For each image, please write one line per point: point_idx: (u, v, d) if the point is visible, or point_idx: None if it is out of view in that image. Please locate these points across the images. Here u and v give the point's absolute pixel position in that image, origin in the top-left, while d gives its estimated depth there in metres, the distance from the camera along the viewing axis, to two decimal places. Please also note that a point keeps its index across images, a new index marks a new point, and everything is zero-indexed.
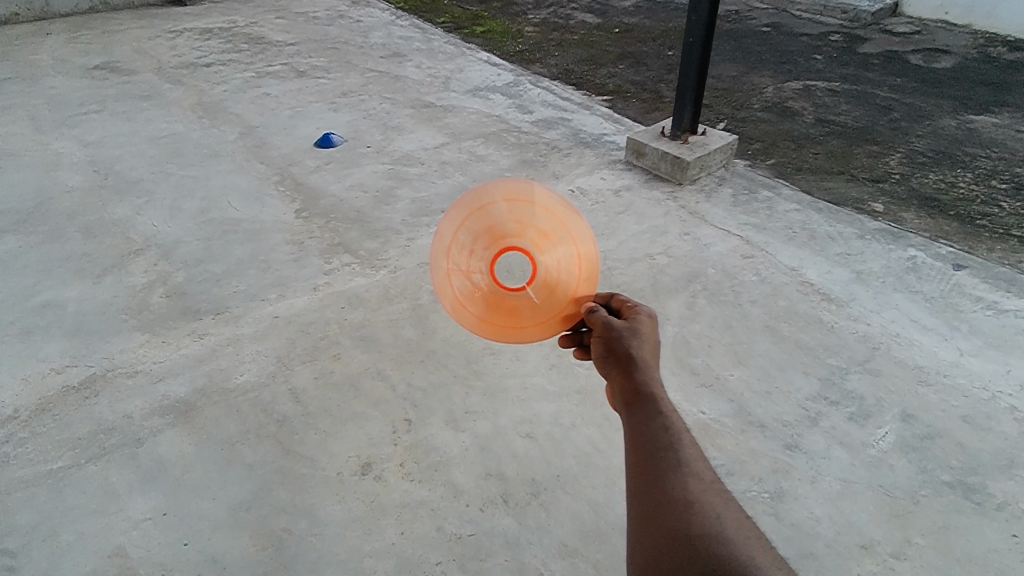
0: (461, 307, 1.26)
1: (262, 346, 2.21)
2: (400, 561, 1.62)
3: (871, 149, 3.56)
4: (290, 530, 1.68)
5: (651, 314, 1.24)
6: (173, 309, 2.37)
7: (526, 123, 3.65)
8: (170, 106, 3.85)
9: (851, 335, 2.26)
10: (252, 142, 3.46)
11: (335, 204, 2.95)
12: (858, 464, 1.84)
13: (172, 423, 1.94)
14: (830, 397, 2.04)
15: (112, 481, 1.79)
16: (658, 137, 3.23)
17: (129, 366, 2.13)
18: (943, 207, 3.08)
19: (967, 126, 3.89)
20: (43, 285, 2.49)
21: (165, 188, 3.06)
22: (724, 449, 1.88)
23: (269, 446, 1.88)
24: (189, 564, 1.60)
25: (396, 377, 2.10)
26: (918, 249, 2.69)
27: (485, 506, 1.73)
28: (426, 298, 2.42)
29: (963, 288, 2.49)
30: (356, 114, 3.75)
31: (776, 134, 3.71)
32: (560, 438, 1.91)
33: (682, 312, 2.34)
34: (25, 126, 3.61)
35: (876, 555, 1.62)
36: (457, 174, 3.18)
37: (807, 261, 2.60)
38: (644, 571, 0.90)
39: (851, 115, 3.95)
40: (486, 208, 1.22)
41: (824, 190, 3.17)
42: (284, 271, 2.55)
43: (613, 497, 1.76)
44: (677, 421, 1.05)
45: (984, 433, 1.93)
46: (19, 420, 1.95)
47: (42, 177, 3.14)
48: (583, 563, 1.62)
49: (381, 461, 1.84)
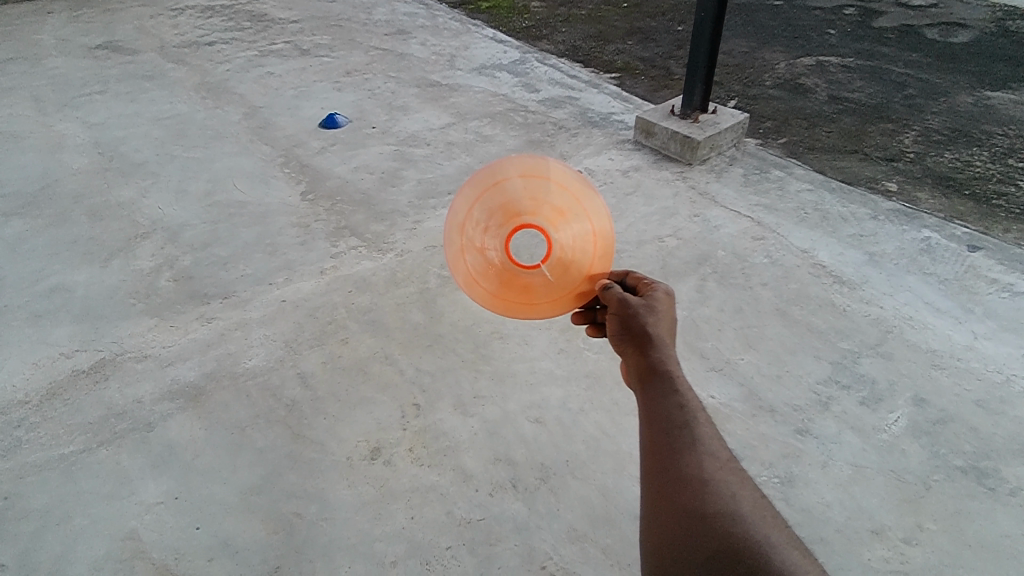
0: (474, 282, 1.25)
1: (269, 330, 2.20)
2: (411, 545, 1.63)
3: (886, 127, 3.49)
4: (300, 514, 1.69)
5: (667, 291, 1.23)
6: (180, 292, 2.37)
7: (533, 103, 3.60)
8: (173, 86, 3.81)
9: (863, 317, 2.23)
10: (256, 124, 3.42)
11: (340, 187, 2.92)
12: (870, 449, 1.83)
13: (182, 407, 1.95)
14: (841, 380, 2.02)
15: (124, 465, 1.80)
16: (667, 116, 3.18)
17: (138, 350, 2.14)
18: (959, 186, 3.02)
19: (983, 103, 3.80)
20: (51, 269, 2.48)
21: (170, 170, 3.05)
22: (734, 434, 1.87)
23: (279, 431, 1.88)
24: (202, 547, 1.62)
25: (403, 362, 2.09)
26: (933, 230, 2.64)
27: (495, 491, 1.74)
28: (433, 281, 2.41)
29: (978, 270, 2.45)
30: (360, 94, 3.70)
31: (788, 112, 3.63)
32: (568, 423, 1.90)
33: (692, 295, 2.32)
34: (29, 107, 3.59)
35: (887, 540, 1.62)
36: (463, 154, 3.14)
37: (819, 243, 2.56)
38: (656, 549, 0.89)
39: (865, 92, 3.87)
40: (501, 184, 1.20)
41: (837, 169, 3.11)
42: (290, 254, 2.54)
43: (622, 482, 1.75)
44: (692, 399, 1.05)
45: (998, 417, 1.91)
46: (29, 404, 1.96)
47: (47, 160, 3.12)
48: (592, 547, 1.62)
49: (390, 446, 1.85)
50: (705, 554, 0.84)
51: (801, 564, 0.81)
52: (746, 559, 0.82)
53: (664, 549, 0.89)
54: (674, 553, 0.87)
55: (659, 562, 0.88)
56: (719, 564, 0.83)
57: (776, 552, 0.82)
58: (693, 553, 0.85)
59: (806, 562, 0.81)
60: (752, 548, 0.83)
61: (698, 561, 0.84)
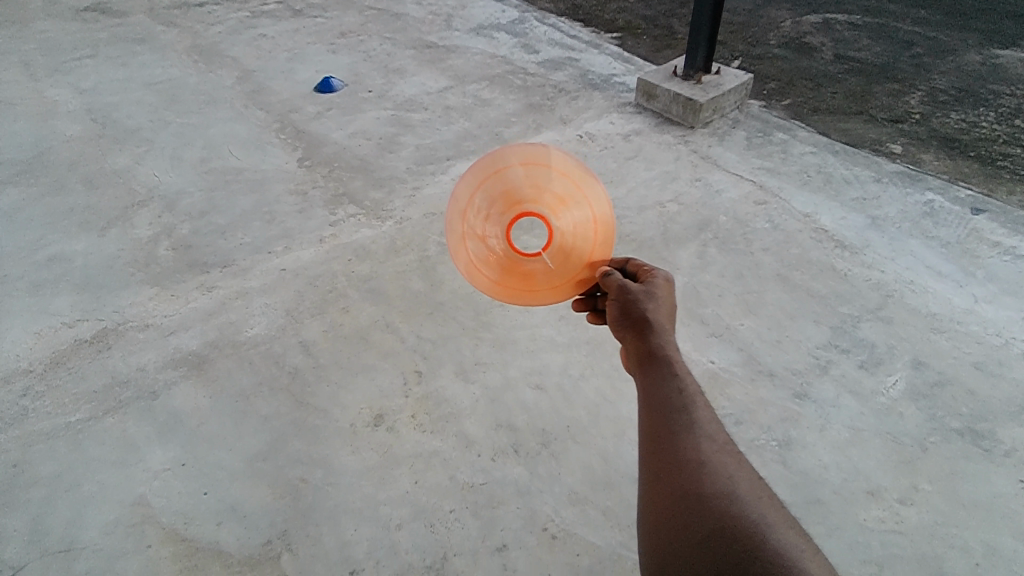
0: (475, 270, 1.24)
1: (271, 299, 2.20)
2: (415, 509, 1.66)
3: (892, 87, 3.43)
4: (306, 480, 1.71)
5: (667, 278, 1.24)
6: (180, 261, 2.36)
7: (532, 64, 3.52)
8: (165, 50, 3.73)
9: (864, 282, 2.23)
10: (250, 88, 3.36)
11: (337, 153, 2.89)
12: (868, 412, 1.84)
13: (186, 375, 1.97)
14: (840, 345, 2.03)
15: (130, 432, 1.82)
16: (670, 77, 3.13)
17: (140, 319, 2.14)
18: (964, 148, 2.98)
19: (992, 61, 3.73)
20: (48, 238, 2.47)
21: (165, 136, 3.00)
22: (733, 399, 1.88)
23: (282, 399, 1.90)
24: (210, 512, 1.65)
25: (405, 330, 2.10)
26: (936, 193, 2.62)
27: (497, 456, 1.76)
28: (433, 249, 2.40)
29: (980, 232, 2.43)
30: (355, 56, 3.62)
31: (793, 72, 3.56)
32: (569, 389, 1.92)
33: (692, 261, 2.31)
34: (19, 72, 3.52)
35: (882, 501, 1.65)
36: (461, 119, 3.09)
37: (822, 207, 2.54)
38: (653, 528, 0.91)
39: (872, 51, 3.79)
40: (503, 172, 1.18)
41: (841, 130, 3.06)
42: (289, 222, 2.52)
43: (622, 447, 1.77)
44: (691, 384, 1.08)
45: (996, 380, 1.92)
46: (34, 373, 1.98)
47: (40, 127, 3.08)
48: (592, 510, 1.65)
49: (393, 413, 1.87)
50: (702, 531, 0.86)
51: (795, 540, 0.82)
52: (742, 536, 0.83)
53: (660, 526, 0.90)
54: (671, 530, 0.88)
55: (657, 540, 0.90)
56: (714, 542, 0.84)
57: (772, 531, 0.83)
58: (689, 530, 0.87)
59: (801, 540, 0.83)
60: (748, 526, 0.84)
61: (693, 536, 0.86)
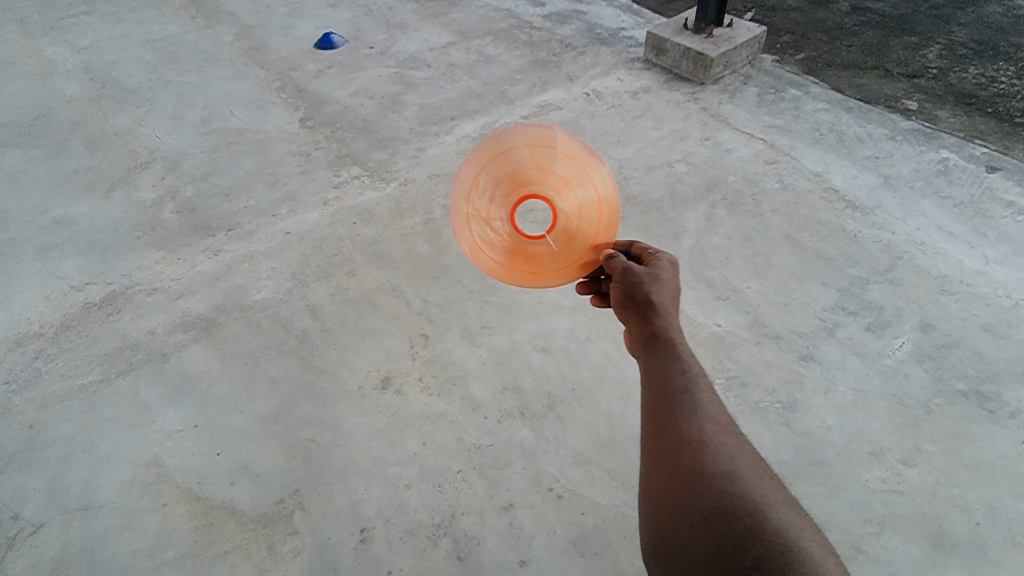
0: (480, 252, 1.24)
1: (276, 262, 2.20)
2: (423, 469, 1.69)
3: (909, 40, 3.32)
4: (316, 441, 1.74)
5: (671, 260, 1.25)
6: (184, 224, 2.35)
7: (538, 18, 3.42)
8: (161, 6, 3.64)
9: (874, 243, 2.20)
10: (249, 45, 3.29)
11: (340, 112, 2.84)
12: (873, 374, 1.85)
13: (195, 338, 1.98)
14: (848, 307, 2.02)
15: (143, 395, 1.85)
16: (679, 31, 3.03)
17: (148, 283, 2.15)
18: (981, 103, 2.90)
19: (1014, 12, 3.59)
20: (53, 201, 2.46)
21: (165, 96, 2.96)
22: (739, 361, 1.89)
23: (291, 362, 1.92)
24: (224, 472, 1.68)
25: (411, 294, 2.10)
26: (951, 151, 2.56)
27: (503, 419, 1.78)
28: (438, 211, 2.38)
29: (994, 192, 2.39)
30: (356, 11, 3.52)
31: (807, 25, 3.45)
32: (575, 352, 1.93)
33: (700, 223, 2.29)
34: (14, 30, 3.45)
35: (884, 461, 1.66)
36: (465, 76, 3.02)
37: (833, 166, 2.50)
38: (655, 504, 0.94)
39: (889, 2, 3.66)
40: (507, 153, 1.17)
41: (855, 86, 2.98)
42: (292, 184, 2.50)
43: (627, 409, 1.79)
44: (693, 366, 1.10)
45: (1003, 342, 1.92)
46: (45, 337, 2.00)
47: (38, 87, 3.03)
48: (598, 470, 1.68)
49: (400, 376, 1.88)
50: (704, 510, 0.89)
51: (794, 519, 0.86)
52: (743, 515, 0.86)
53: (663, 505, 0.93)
54: (674, 508, 0.91)
55: (659, 518, 0.92)
56: (716, 522, 0.87)
57: (772, 510, 0.87)
58: (691, 509, 0.90)
59: (800, 520, 0.87)
60: (749, 505, 0.87)
61: (697, 514, 0.89)
